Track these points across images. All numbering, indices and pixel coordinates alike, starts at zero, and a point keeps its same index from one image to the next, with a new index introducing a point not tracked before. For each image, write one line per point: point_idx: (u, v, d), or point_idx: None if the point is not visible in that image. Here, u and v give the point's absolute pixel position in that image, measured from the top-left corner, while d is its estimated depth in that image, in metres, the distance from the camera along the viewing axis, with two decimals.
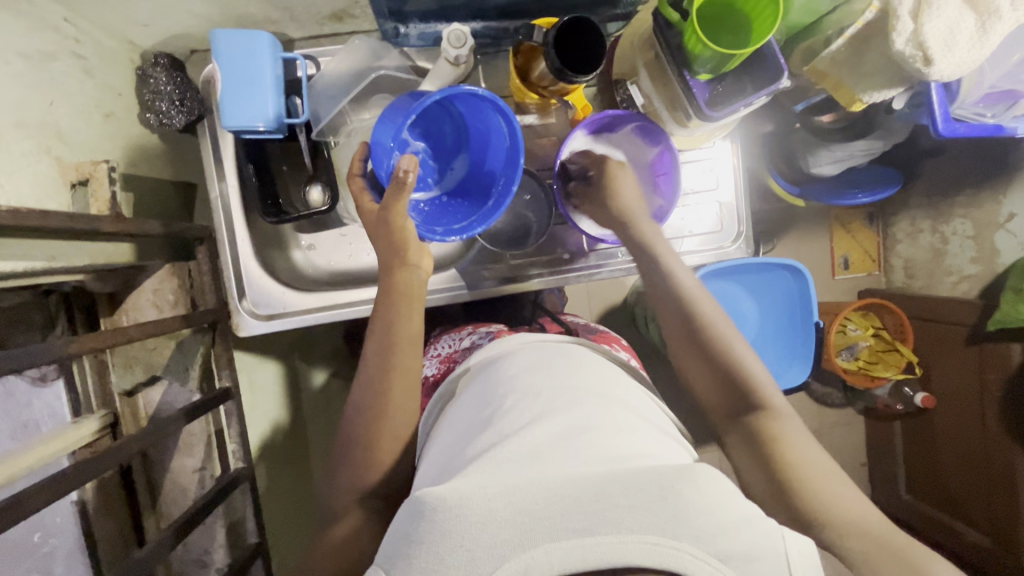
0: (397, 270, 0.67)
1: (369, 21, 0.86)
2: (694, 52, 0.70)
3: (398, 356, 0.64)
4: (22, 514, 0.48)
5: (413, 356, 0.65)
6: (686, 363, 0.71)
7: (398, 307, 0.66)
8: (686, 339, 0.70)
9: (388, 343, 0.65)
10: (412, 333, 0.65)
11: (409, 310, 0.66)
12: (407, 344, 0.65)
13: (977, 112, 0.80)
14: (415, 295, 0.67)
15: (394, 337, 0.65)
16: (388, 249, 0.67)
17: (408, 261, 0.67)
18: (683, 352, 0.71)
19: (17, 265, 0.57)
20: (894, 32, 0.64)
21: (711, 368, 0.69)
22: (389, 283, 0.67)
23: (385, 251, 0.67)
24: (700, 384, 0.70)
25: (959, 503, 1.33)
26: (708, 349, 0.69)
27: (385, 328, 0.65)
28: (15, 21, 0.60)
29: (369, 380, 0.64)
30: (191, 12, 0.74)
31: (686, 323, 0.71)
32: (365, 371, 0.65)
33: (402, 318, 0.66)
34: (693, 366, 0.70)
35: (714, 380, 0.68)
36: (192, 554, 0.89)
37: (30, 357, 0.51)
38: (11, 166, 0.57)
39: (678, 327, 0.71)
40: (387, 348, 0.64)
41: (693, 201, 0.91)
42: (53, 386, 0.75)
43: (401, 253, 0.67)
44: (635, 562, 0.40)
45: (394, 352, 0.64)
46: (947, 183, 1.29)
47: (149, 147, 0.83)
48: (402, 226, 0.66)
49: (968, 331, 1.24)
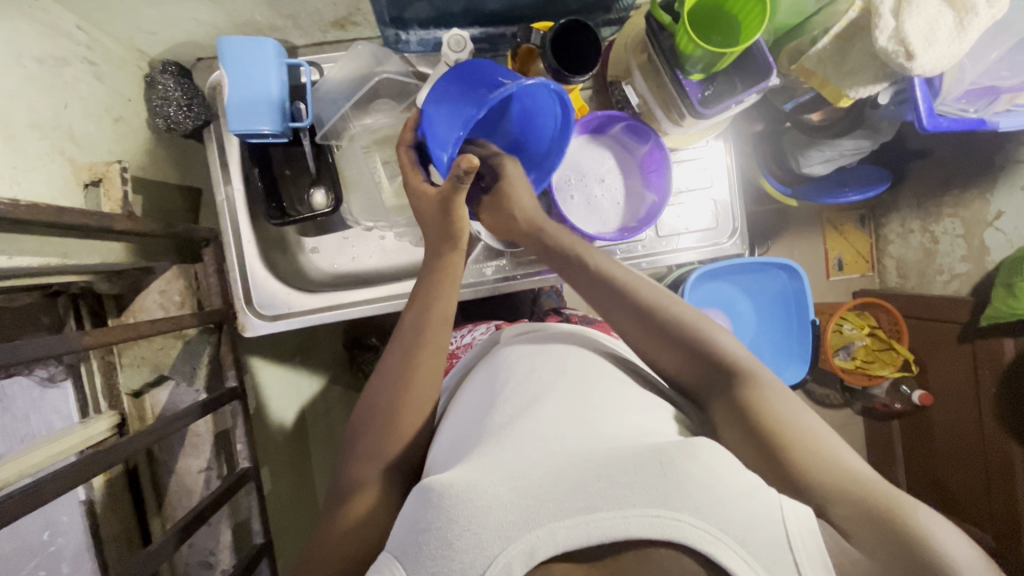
0: (446, 254, 0.70)
1: (370, 29, 0.89)
2: (686, 52, 0.72)
3: (428, 334, 0.66)
4: (38, 498, 0.49)
5: (444, 332, 0.67)
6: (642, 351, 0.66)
7: (439, 286, 0.69)
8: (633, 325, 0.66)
9: (423, 319, 0.67)
10: (448, 312, 0.68)
11: (449, 291, 0.69)
12: (440, 323, 0.67)
13: (959, 109, 0.82)
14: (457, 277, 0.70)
15: (429, 313, 0.67)
16: (439, 236, 0.70)
17: (457, 245, 0.70)
18: (630, 333, 0.66)
19: (33, 260, 0.58)
20: (877, 29, 0.66)
21: (668, 343, 0.64)
22: (435, 263, 0.71)
23: (432, 237, 0.70)
24: (663, 361, 0.64)
25: (960, 499, 1.34)
26: (658, 330, 0.64)
27: (422, 303, 0.68)
28: (31, 26, 0.62)
29: (395, 358, 0.65)
30: (199, 21, 0.77)
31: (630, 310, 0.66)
32: (395, 346, 0.66)
33: (442, 298, 0.69)
34: (645, 343, 0.65)
35: (677, 355, 0.63)
36: (197, 555, 0.90)
37: (44, 347, 0.52)
38: (27, 165, 0.59)
39: (620, 307, 0.67)
40: (419, 323, 0.67)
41: (687, 199, 0.93)
42: (59, 387, 0.76)
43: (452, 239, 0.70)
44: (636, 535, 0.41)
45: (425, 329, 0.66)
46: (935, 183, 1.32)
47: (157, 152, 0.85)
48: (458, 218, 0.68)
49: (962, 328, 1.26)
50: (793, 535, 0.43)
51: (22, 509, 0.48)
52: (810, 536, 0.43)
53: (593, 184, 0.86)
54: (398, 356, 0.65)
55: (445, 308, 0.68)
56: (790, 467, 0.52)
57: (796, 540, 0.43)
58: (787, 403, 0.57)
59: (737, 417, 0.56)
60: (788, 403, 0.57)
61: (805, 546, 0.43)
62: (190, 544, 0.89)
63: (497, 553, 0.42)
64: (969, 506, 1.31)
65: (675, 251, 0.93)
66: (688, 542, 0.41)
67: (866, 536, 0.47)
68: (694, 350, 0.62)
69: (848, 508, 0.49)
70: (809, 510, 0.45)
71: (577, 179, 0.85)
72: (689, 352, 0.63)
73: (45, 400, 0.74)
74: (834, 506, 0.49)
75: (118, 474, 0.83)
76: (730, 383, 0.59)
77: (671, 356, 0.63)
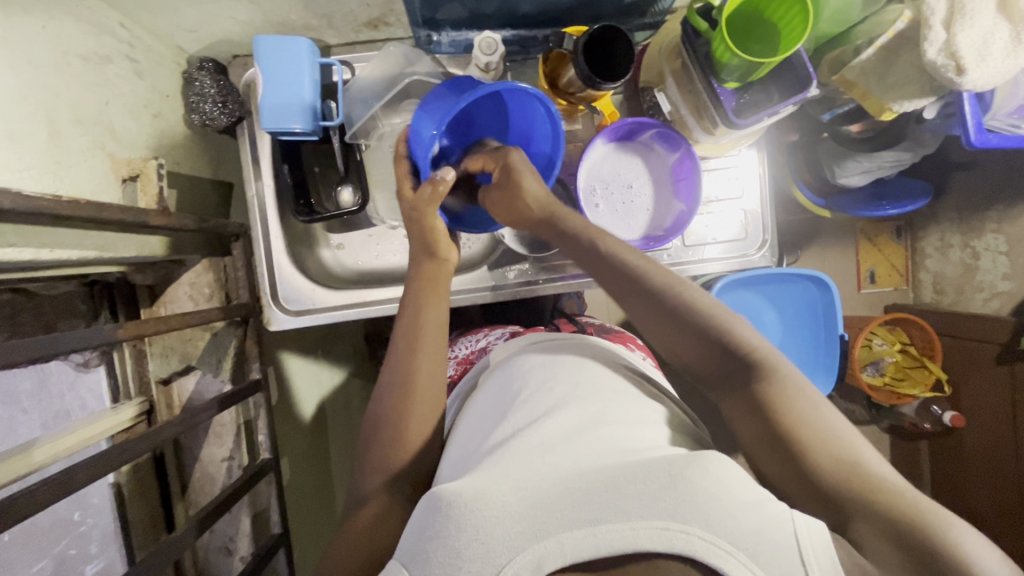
0: (426, 262, 0.72)
1: (402, 29, 0.89)
2: (722, 60, 0.70)
3: (424, 340, 0.66)
4: (71, 488, 0.51)
5: (438, 341, 0.67)
6: (663, 336, 0.61)
7: (426, 293, 0.70)
8: (654, 313, 0.61)
9: (414, 328, 0.67)
10: (437, 319, 0.68)
11: (434, 300, 0.69)
12: (431, 330, 0.67)
13: (1010, 124, 0.77)
14: (441, 283, 0.71)
15: (420, 321, 0.67)
16: (420, 243, 0.71)
17: (437, 254, 0.72)
18: (653, 326, 0.61)
19: (71, 254, 0.60)
20: (926, 41, 0.63)
21: (686, 333, 0.59)
22: (417, 272, 0.72)
23: (416, 245, 0.72)
24: (676, 350, 0.60)
25: (988, 527, 1.29)
26: (672, 311, 0.60)
27: (412, 311, 0.69)
28: (76, 24, 0.64)
29: (396, 361, 0.66)
30: (236, 20, 0.78)
31: (651, 299, 0.61)
32: (393, 352, 0.67)
33: (429, 306, 0.69)
34: (670, 338, 0.60)
35: (701, 343, 0.59)
36: (218, 541, 0.93)
37: (76, 341, 0.53)
38: (69, 161, 0.61)
39: (630, 299, 0.62)
40: (412, 332, 0.67)
41: (716, 209, 0.92)
42: (94, 372, 0.80)
43: (431, 249, 0.71)
44: (645, 547, 0.41)
45: (419, 333, 0.67)
46: (978, 197, 1.26)
47: (193, 147, 0.87)
48: (432, 226, 0.70)
49: (1000, 349, 1.22)
50: (802, 543, 0.42)
51: (53, 496, 0.49)
52: (823, 549, 0.42)
53: (620, 191, 0.85)
54: (397, 363, 0.65)
55: (434, 322, 0.68)
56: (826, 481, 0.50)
57: (810, 557, 0.41)
58: (810, 397, 0.54)
59: (761, 416, 0.54)
60: (811, 399, 0.54)
61: (818, 559, 0.41)
62: (211, 531, 0.92)
63: (505, 562, 0.41)
64: (1000, 535, 1.27)
65: (701, 262, 0.92)
66: (695, 555, 0.40)
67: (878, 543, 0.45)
68: (705, 330, 0.59)
69: (876, 523, 0.46)
70: (822, 523, 0.44)
71: (602, 188, 0.84)
72: (705, 341, 0.58)
73: (81, 382, 0.78)
74: (858, 521, 0.47)
75: (145, 459, 0.87)
76: (750, 373, 0.56)
77: (688, 343, 0.59)
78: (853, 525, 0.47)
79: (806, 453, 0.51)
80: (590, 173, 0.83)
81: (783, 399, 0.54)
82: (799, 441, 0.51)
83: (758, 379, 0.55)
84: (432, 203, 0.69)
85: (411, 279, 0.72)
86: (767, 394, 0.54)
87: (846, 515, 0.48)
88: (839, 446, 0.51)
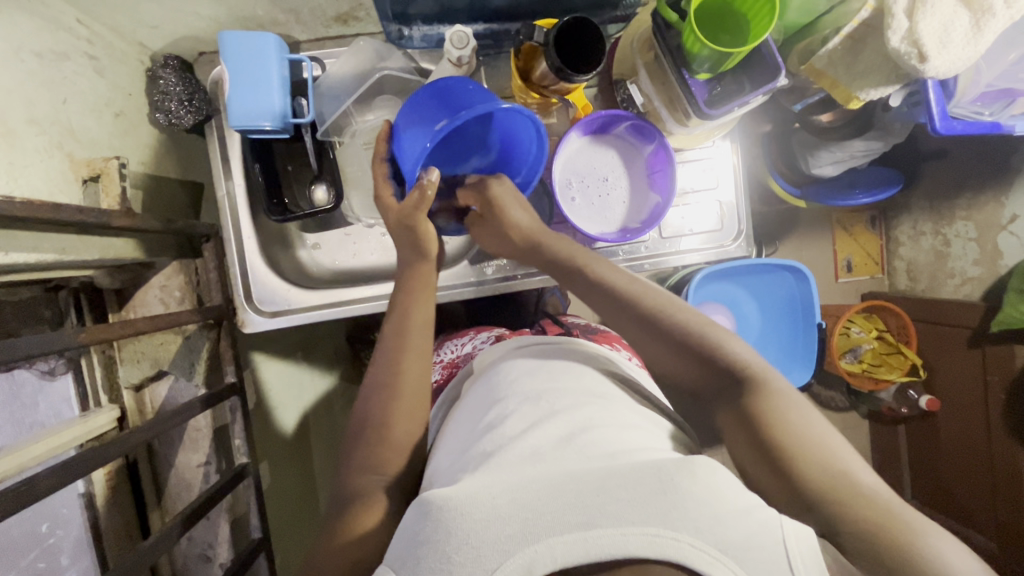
0: (416, 262, 0.72)
1: (372, 23, 0.88)
2: (692, 51, 0.71)
3: (412, 337, 0.67)
4: (34, 497, 0.50)
5: (425, 339, 0.68)
6: (652, 352, 0.64)
7: (415, 294, 0.71)
8: (643, 330, 0.64)
9: (403, 325, 0.68)
10: (425, 316, 0.69)
11: (422, 298, 0.70)
12: (419, 327, 0.68)
13: (974, 110, 0.80)
14: (429, 286, 0.72)
15: (410, 321, 0.68)
16: (409, 246, 0.71)
17: (428, 256, 0.72)
18: (641, 343, 0.64)
19: (28, 257, 0.58)
20: (889, 29, 0.64)
21: (675, 351, 0.62)
22: (408, 271, 0.72)
23: (405, 249, 0.72)
24: (668, 366, 0.63)
25: (964, 508, 1.32)
26: (658, 329, 0.63)
27: (402, 310, 0.69)
28: (29, 20, 0.62)
29: (382, 358, 0.66)
30: (200, 15, 0.77)
31: (643, 317, 0.64)
32: (380, 350, 0.67)
33: (418, 305, 0.70)
34: (653, 348, 0.63)
35: (690, 360, 0.61)
36: (197, 548, 0.91)
37: (37, 346, 0.52)
38: (25, 161, 0.59)
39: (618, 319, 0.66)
40: (399, 329, 0.67)
41: (692, 200, 0.92)
42: (61, 379, 0.78)
43: (423, 253, 0.72)
44: (636, 553, 0.40)
45: (407, 332, 0.67)
46: (948, 185, 1.28)
47: (160, 146, 0.85)
48: (424, 231, 0.70)
49: (971, 333, 1.24)
50: (791, 549, 0.42)
51: (15, 506, 0.48)
52: (809, 553, 0.43)
53: (595, 184, 0.85)
54: (385, 361, 0.66)
55: (424, 314, 0.69)
56: (815, 489, 0.50)
57: (797, 562, 0.42)
58: (798, 410, 0.55)
59: (748, 429, 0.55)
60: (801, 411, 0.55)
61: (804, 565, 0.42)
62: (189, 538, 0.90)
63: (496, 567, 0.41)
64: (976, 515, 1.29)
65: (679, 253, 0.92)
66: (686, 561, 0.40)
67: (863, 551, 0.46)
68: (688, 345, 0.62)
69: (860, 531, 0.47)
70: (809, 529, 0.45)
71: (577, 181, 0.84)
72: (691, 356, 0.61)
73: (48, 391, 0.76)
74: (843, 529, 0.48)
75: (117, 467, 0.85)
76: (739, 389, 0.58)
77: (677, 361, 0.62)
78: (838, 532, 0.48)
79: (794, 463, 0.52)
80: (564, 166, 0.83)
81: (771, 409, 0.55)
82: (784, 450, 0.53)
83: (742, 392, 0.58)
84: (420, 208, 0.68)
85: (399, 280, 0.72)
86: (756, 406, 0.56)
87: (829, 522, 0.49)
88: (827, 457, 0.52)
